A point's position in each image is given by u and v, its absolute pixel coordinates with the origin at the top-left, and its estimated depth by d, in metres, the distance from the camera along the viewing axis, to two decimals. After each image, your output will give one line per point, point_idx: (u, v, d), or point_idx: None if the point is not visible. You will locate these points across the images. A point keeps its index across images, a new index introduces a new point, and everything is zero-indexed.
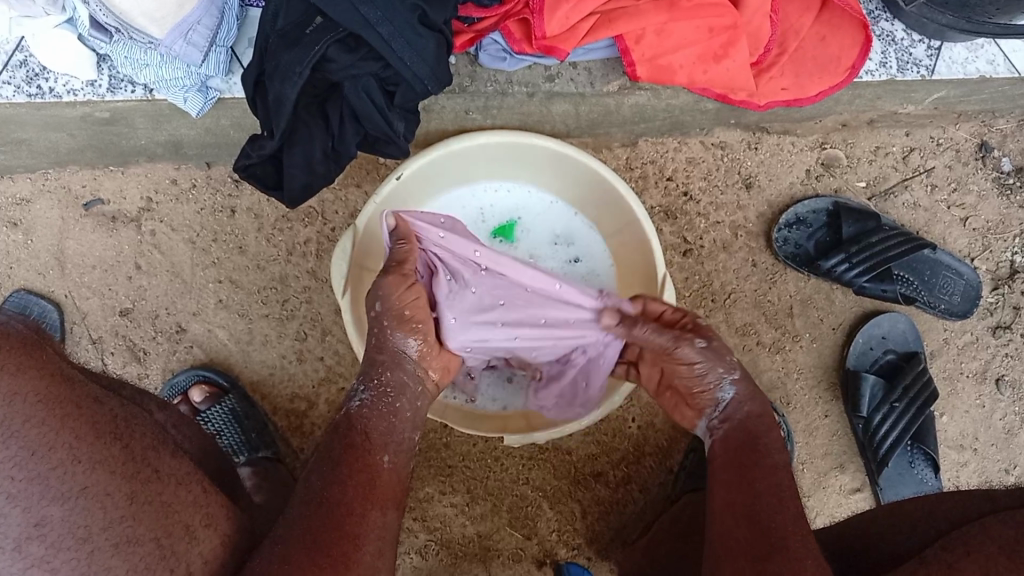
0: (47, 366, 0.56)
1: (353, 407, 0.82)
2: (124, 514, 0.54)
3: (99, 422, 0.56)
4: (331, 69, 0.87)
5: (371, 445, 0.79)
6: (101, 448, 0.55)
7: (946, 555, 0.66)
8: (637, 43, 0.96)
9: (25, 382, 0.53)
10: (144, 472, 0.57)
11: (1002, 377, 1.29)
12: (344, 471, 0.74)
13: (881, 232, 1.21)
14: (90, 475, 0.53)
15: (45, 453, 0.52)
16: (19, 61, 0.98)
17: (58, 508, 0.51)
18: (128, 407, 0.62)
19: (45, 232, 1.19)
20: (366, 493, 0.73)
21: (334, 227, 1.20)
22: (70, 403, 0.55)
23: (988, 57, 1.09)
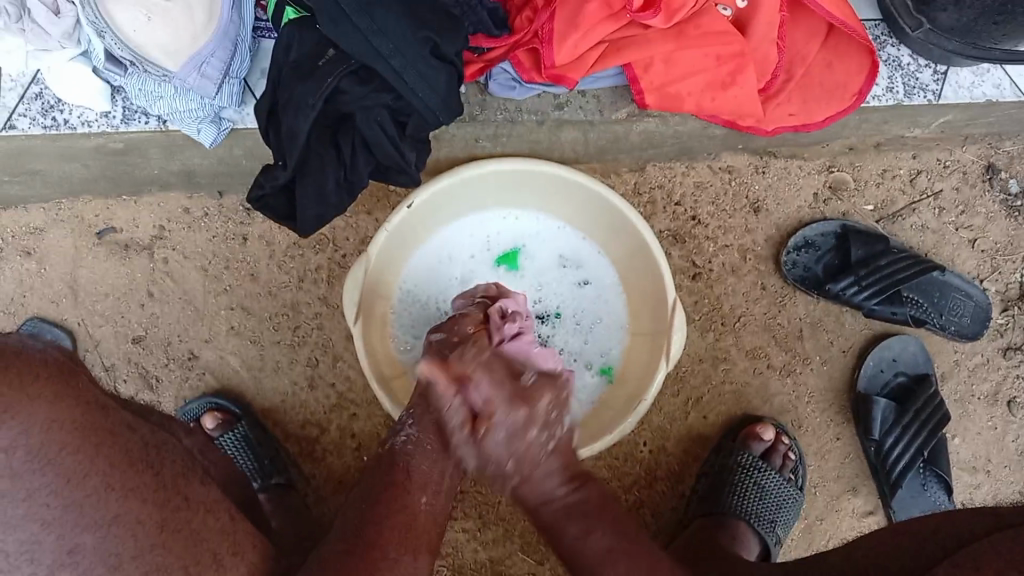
0: (82, 394, 0.55)
1: (399, 442, 0.85)
2: (156, 541, 0.55)
3: (132, 449, 0.57)
4: (344, 100, 0.88)
5: (411, 484, 0.80)
6: (134, 475, 0.56)
7: (956, 570, 0.66)
8: (646, 71, 0.97)
9: (62, 411, 0.53)
10: (174, 500, 0.58)
11: (1014, 400, 1.29)
12: (384, 510, 0.75)
13: (890, 256, 1.22)
14: (123, 502, 0.54)
15: (79, 480, 0.52)
16: (35, 94, 1.00)
17: (91, 535, 0.52)
18: (158, 433, 0.63)
19: (59, 261, 1.20)
20: (403, 534, 0.73)
21: (345, 254, 1.21)
22: (103, 432, 0.55)
23: (994, 82, 1.10)
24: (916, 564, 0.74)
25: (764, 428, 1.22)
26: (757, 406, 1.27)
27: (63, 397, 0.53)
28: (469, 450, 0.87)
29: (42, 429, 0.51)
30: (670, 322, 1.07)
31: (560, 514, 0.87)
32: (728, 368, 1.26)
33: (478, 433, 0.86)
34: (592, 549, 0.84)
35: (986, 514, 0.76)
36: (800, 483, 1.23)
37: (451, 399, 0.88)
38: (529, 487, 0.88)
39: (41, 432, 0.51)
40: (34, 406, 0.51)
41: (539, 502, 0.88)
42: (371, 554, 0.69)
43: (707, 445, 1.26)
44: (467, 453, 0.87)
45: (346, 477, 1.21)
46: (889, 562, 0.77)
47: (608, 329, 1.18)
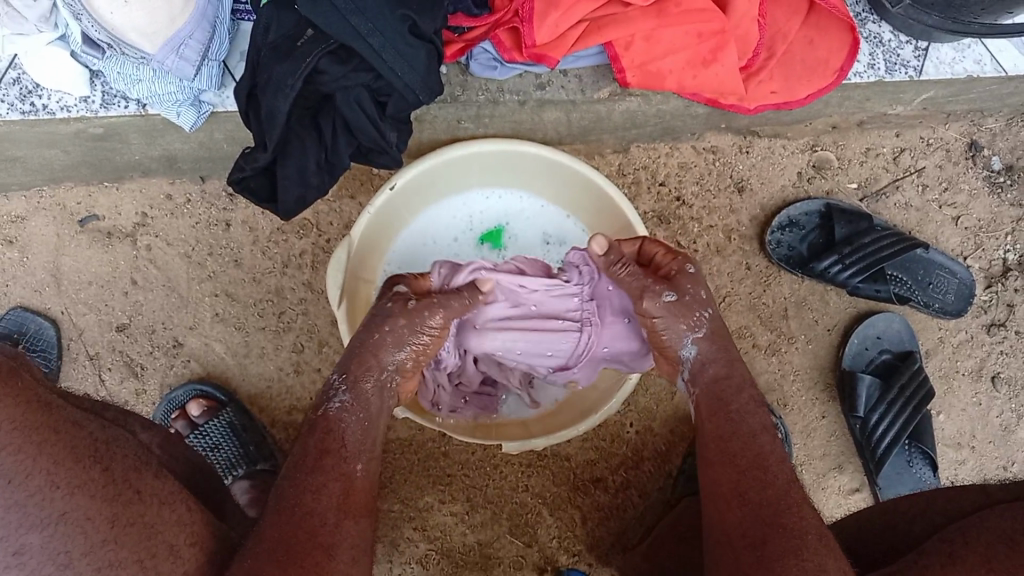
0: (22, 397, 0.57)
1: (331, 409, 0.78)
2: (106, 537, 0.55)
3: (78, 447, 0.57)
4: (323, 81, 0.88)
5: (346, 452, 0.74)
6: (80, 471, 0.56)
7: (944, 545, 0.67)
8: (626, 50, 0.97)
9: (2, 411, 0.54)
10: (125, 493, 0.58)
11: (998, 375, 1.30)
12: (319, 477, 0.71)
13: (874, 233, 1.21)
14: (68, 499, 0.54)
15: (22, 480, 0.53)
16: (12, 80, 0.99)
17: (37, 534, 0.53)
18: (108, 429, 0.63)
19: (41, 249, 1.19)
20: (342, 502, 0.70)
21: (329, 238, 1.21)
22: (46, 428, 0.56)
23: (975, 57, 1.10)
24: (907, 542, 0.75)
25: None
26: None
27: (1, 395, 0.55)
28: (670, 294, 0.86)
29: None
30: None
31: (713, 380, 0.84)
32: None
33: (666, 282, 0.88)
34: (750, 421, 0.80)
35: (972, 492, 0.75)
36: None
37: (627, 270, 0.90)
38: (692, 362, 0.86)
39: None
40: None
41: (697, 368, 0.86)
42: (308, 523, 0.67)
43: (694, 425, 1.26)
44: (665, 294, 0.86)
45: None
46: (880, 541, 0.78)
47: None
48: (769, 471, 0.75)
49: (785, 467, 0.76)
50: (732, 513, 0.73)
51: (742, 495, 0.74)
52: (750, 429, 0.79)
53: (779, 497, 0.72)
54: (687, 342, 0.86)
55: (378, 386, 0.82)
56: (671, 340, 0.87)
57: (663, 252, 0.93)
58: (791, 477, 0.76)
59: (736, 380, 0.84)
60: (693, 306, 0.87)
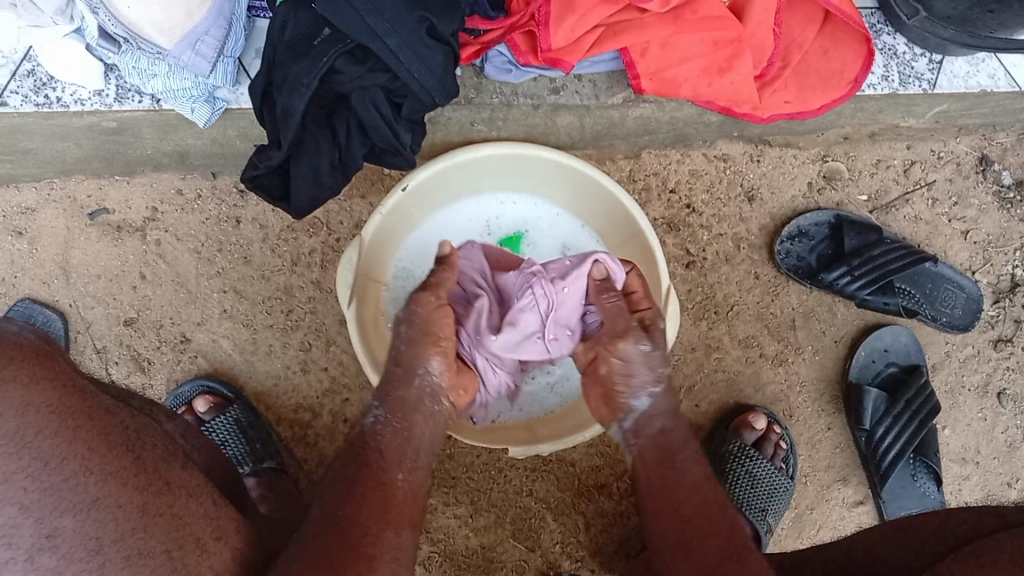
0: (59, 377, 0.56)
1: (367, 425, 0.82)
2: (136, 525, 0.54)
3: (111, 433, 0.57)
4: (339, 80, 0.88)
5: (386, 463, 0.77)
6: (113, 460, 0.56)
7: (959, 567, 0.66)
8: (643, 56, 0.97)
9: (37, 394, 0.54)
10: (156, 483, 0.57)
11: (1004, 391, 1.29)
12: (360, 489, 0.72)
13: (883, 246, 1.22)
14: (101, 486, 0.54)
15: (57, 463, 0.52)
16: (26, 71, 0.99)
17: (71, 518, 0.51)
18: (138, 417, 0.63)
19: (51, 241, 1.20)
20: (382, 513, 0.71)
21: (338, 238, 1.21)
22: (82, 415, 0.56)
23: (988, 72, 1.10)
24: (918, 561, 0.75)
25: (756, 417, 1.23)
26: (749, 395, 1.27)
27: (39, 378, 0.54)
28: (643, 342, 0.87)
29: (16, 411, 0.52)
30: (665, 308, 1.06)
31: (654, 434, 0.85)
32: (720, 357, 1.26)
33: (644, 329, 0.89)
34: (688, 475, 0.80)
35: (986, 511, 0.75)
36: (792, 472, 1.24)
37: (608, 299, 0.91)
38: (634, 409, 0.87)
39: (17, 414, 0.52)
40: (10, 389, 0.52)
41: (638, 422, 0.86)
42: (351, 533, 0.67)
43: (698, 433, 1.26)
44: (642, 342, 0.87)
45: None
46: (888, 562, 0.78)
47: None
48: (712, 519, 0.75)
49: (728, 515, 0.76)
50: (677, 564, 0.72)
51: (688, 547, 0.73)
52: (693, 479, 0.80)
53: (725, 546, 0.72)
54: (645, 392, 0.87)
55: (415, 394, 0.84)
56: (621, 387, 0.88)
57: (641, 291, 0.94)
58: (736, 524, 0.75)
59: (681, 433, 0.85)
60: (658, 358, 0.88)
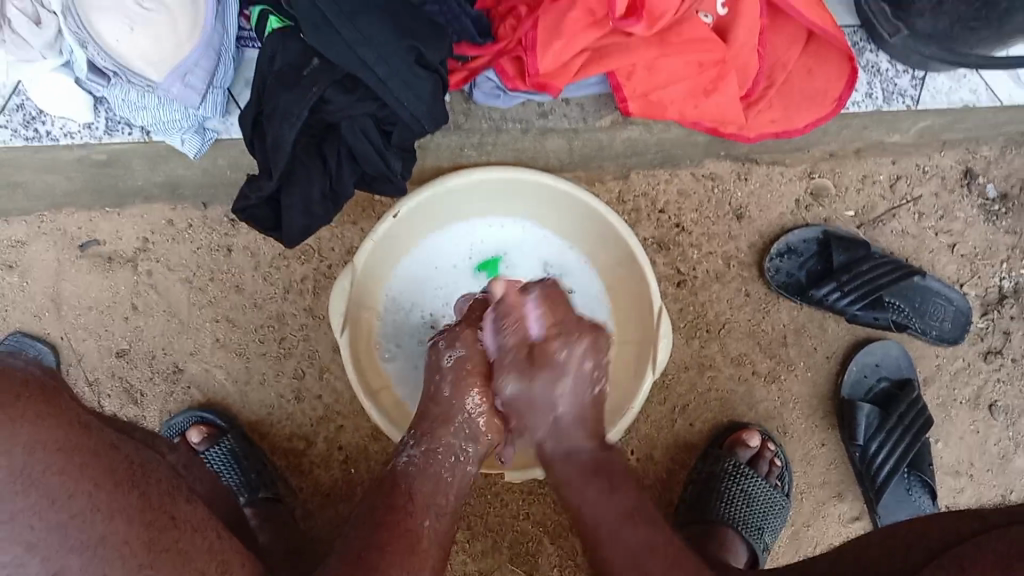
0: (65, 414, 0.57)
1: (401, 463, 0.86)
2: (143, 562, 0.55)
3: (118, 468, 0.58)
4: (329, 110, 0.89)
5: (412, 506, 0.80)
6: (122, 495, 0.57)
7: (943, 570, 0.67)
8: (629, 79, 0.98)
9: (45, 432, 0.55)
10: (161, 518, 0.58)
11: (995, 404, 1.30)
12: (387, 532, 0.74)
13: (871, 261, 1.23)
14: (108, 524, 0.55)
15: (65, 501, 0.54)
16: (15, 105, 0.99)
17: (77, 557, 0.53)
18: (144, 454, 0.64)
19: (42, 274, 1.19)
20: (410, 557, 0.73)
21: (330, 264, 1.21)
22: (87, 450, 0.57)
23: (970, 87, 1.11)
24: (902, 567, 0.75)
25: (749, 435, 1.24)
26: (743, 413, 1.27)
27: (44, 416, 0.55)
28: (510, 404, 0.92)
29: (24, 450, 0.53)
30: (657, 328, 1.06)
31: (588, 463, 0.90)
32: (714, 375, 1.27)
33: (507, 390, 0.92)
34: (595, 508, 0.86)
35: (969, 519, 0.75)
36: (786, 490, 1.24)
37: (580, 340, 0.90)
38: (559, 435, 0.91)
39: (27, 453, 0.53)
40: (17, 427, 0.53)
41: (565, 455, 0.91)
42: (373, 574, 0.69)
43: (693, 452, 1.26)
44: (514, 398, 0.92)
45: (333, 490, 1.20)
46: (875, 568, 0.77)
47: None
48: None
49: None
50: None
51: None
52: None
53: None
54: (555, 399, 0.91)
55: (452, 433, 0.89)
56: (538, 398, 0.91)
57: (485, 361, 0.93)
58: None
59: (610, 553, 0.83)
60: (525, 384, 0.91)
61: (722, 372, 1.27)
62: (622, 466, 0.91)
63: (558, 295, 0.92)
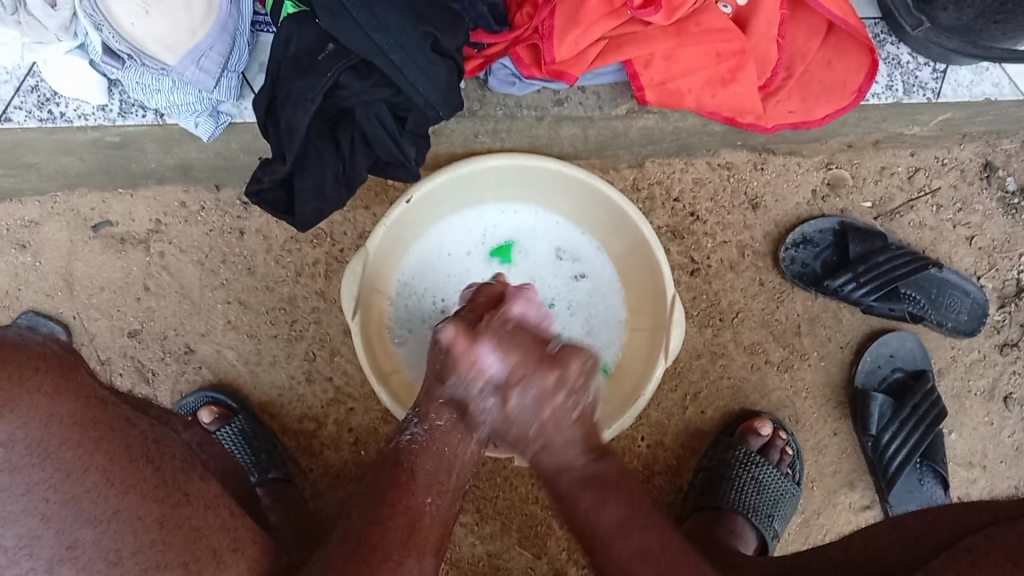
0: (80, 386, 0.59)
1: (405, 440, 0.84)
2: (155, 536, 0.56)
3: (132, 444, 0.59)
4: (343, 96, 0.88)
5: (415, 484, 0.78)
6: (134, 472, 0.58)
7: (954, 564, 0.66)
8: (646, 68, 0.97)
9: (63, 404, 0.56)
10: (173, 495, 0.59)
11: (1010, 395, 1.29)
12: (386, 510, 0.74)
13: (889, 252, 1.22)
14: (120, 498, 0.56)
15: (78, 475, 0.55)
16: (31, 87, 0.99)
17: (91, 530, 0.54)
18: (158, 428, 0.65)
19: (55, 254, 1.20)
20: (406, 537, 0.71)
21: (342, 248, 1.20)
22: (104, 427, 0.58)
23: (993, 80, 1.09)
24: (914, 556, 0.74)
25: (761, 423, 1.23)
26: (754, 401, 1.27)
27: (62, 391, 0.57)
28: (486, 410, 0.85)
29: (41, 423, 0.55)
30: (670, 316, 1.06)
31: (577, 480, 0.81)
32: (725, 364, 1.26)
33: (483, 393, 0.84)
34: (601, 517, 0.80)
35: (977, 509, 0.75)
36: (798, 478, 1.24)
37: (546, 374, 0.81)
38: (550, 453, 0.83)
39: (42, 424, 0.55)
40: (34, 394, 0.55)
41: (557, 469, 0.83)
42: (371, 555, 0.68)
43: (703, 439, 1.26)
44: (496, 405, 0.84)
45: (344, 472, 1.21)
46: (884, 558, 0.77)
47: (606, 324, 1.18)
48: None
49: None
50: None
51: None
52: None
53: None
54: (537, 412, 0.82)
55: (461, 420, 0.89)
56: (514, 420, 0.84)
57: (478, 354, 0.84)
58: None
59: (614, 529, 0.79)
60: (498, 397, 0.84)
61: (734, 360, 1.26)
62: (622, 479, 0.82)
63: (501, 332, 0.84)
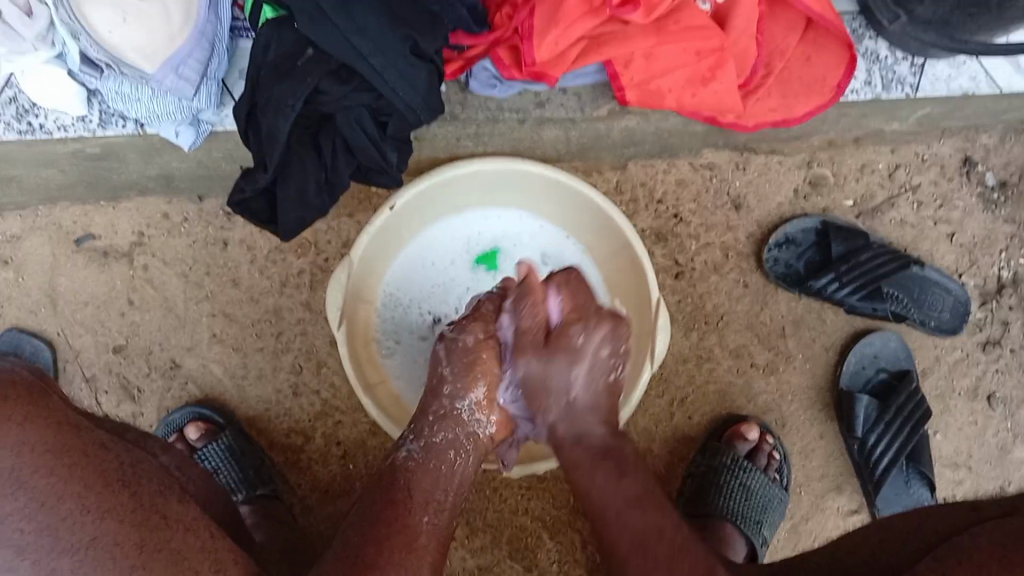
0: (52, 414, 0.61)
1: (401, 458, 0.84)
2: (135, 562, 0.56)
3: (109, 469, 0.60)
4: (324, 101, 0.88)
5: (411, 503, 0.77)
6: (110, 496, 0.58)
7: (937, 565, 0.66)
8: (626, 68, 0.97)
9: (32, 433, 0.59)
10: (152, 518, 0.59)
11: (993, 395, 1.30)
12: (384, 528, 0.73)
13: (870, 251, 1.23)
14: (97, 524, 0.57)
15: (53, 503, 0.57)
16: (9, 99, 0.98)
17: (68, 559, 0.55)
18: (134, 450, 0.65)
19: (37, 270, 1.19)
20: (404, 555, 0.71)
21: (327, 258, 1.20)
22: (76, 450, 0.60)
23: (970, 74, 1.11)
24: (900, 557, 0.74)
25: (748, 428, 1.23)
26: (742, 406, 1.27)
27: (33, 419, 0.59)
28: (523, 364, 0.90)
29: (12, 452, 0.57)
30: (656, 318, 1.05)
31: (596, 448, 0.86)
32: (712, 368, 1.26)
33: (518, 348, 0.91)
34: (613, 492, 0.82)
35: (964, 514, 0.75)
36: (786, 483, 1.24)
37: (602, 321, 0.89)
38: (573, 417, 0.89)
39: (13, 455, 0.57)
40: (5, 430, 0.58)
41: (576, 437, 0.88)
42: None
43: (692, 445, 1.26)
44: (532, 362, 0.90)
45: (331, 487, 1.20)
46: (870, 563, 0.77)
47: None
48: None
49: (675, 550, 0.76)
50: None
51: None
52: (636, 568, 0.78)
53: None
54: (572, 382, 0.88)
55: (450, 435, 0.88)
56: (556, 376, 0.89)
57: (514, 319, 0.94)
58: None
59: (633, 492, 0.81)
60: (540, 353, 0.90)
61: (721, 364, 1.26)
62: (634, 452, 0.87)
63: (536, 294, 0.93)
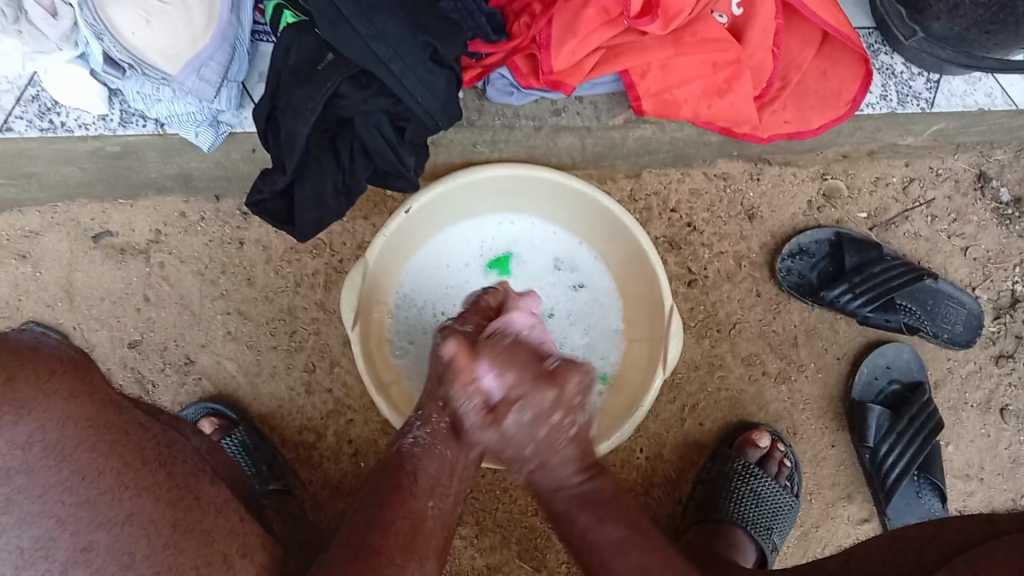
0: (96, 391, 0.59)
1: (407, 444, 0.85)
2: (167, 541, 0.56)
3: (146, 448, 0.59)
4: (343, 105, 0.89)
5: (416, 488, 0.79)
6: (147, 474, 0.58)
7: None
8: (643, 78, 0.98)
9: (77, 408, 0.56)
10: (187, 499, 0.60)
11: (1006, 407, 1.29)
12: (390, 514, 0.75)
13: (884, 263, 1.23)
14: (134, 500, 0.56)
15: (94, 478, 0.55)
16: (32, 96, 1.00)
17: (104, 533, 0.53)
18: (168, 432, 0.65)
19: (54, 265, 1.20)
20: (408, 542, 0.73)
21: (341, 258, 1.21)
22: (117, 430, 0.58)
23: (986, 91, 1.11)
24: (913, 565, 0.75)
25: (759, 435, 1.23)
26: (753, 413, 1.27)
27: (80, 394, 0.57)
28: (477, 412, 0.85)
29: (56, 424, 0.54)
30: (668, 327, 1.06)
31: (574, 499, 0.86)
32: (723, 375, 1.26)
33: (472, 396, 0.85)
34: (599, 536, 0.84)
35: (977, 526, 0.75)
36: (796, 490, 1.24)
37: (545, 392, 0.84)
38: (546, 473, 0.87)
39: (57, 427, 0.54)
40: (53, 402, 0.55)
41: (552, 488, 0.87)
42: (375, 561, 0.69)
43: (702, 451, 1.26)
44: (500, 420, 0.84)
45: (343, 484, 1.20)
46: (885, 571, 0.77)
47: (604, 334, 1.18)
48: None
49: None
50: None
51: None
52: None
53: None
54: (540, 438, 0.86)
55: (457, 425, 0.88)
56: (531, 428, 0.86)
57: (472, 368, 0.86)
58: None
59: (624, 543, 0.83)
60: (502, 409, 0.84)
61: (732, 372, 1.26)
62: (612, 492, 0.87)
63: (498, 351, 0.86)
